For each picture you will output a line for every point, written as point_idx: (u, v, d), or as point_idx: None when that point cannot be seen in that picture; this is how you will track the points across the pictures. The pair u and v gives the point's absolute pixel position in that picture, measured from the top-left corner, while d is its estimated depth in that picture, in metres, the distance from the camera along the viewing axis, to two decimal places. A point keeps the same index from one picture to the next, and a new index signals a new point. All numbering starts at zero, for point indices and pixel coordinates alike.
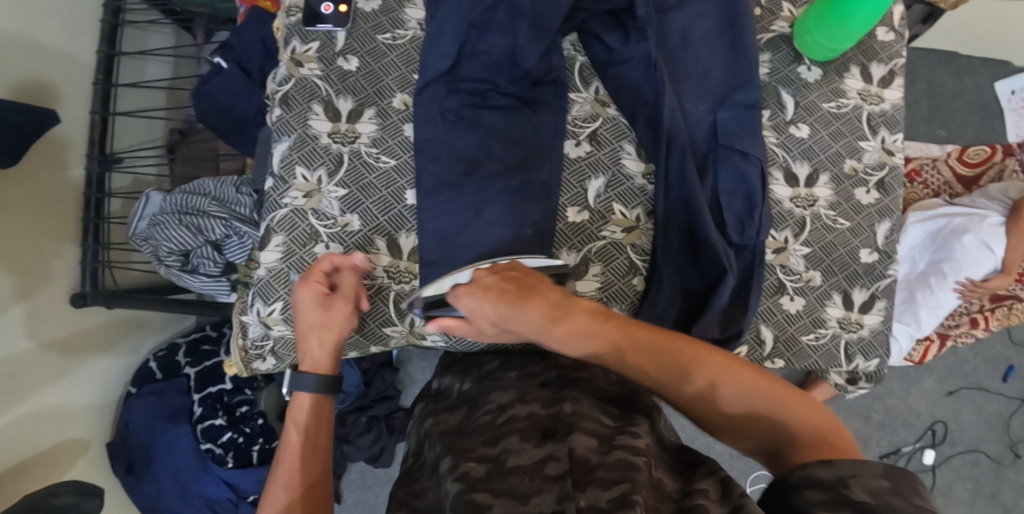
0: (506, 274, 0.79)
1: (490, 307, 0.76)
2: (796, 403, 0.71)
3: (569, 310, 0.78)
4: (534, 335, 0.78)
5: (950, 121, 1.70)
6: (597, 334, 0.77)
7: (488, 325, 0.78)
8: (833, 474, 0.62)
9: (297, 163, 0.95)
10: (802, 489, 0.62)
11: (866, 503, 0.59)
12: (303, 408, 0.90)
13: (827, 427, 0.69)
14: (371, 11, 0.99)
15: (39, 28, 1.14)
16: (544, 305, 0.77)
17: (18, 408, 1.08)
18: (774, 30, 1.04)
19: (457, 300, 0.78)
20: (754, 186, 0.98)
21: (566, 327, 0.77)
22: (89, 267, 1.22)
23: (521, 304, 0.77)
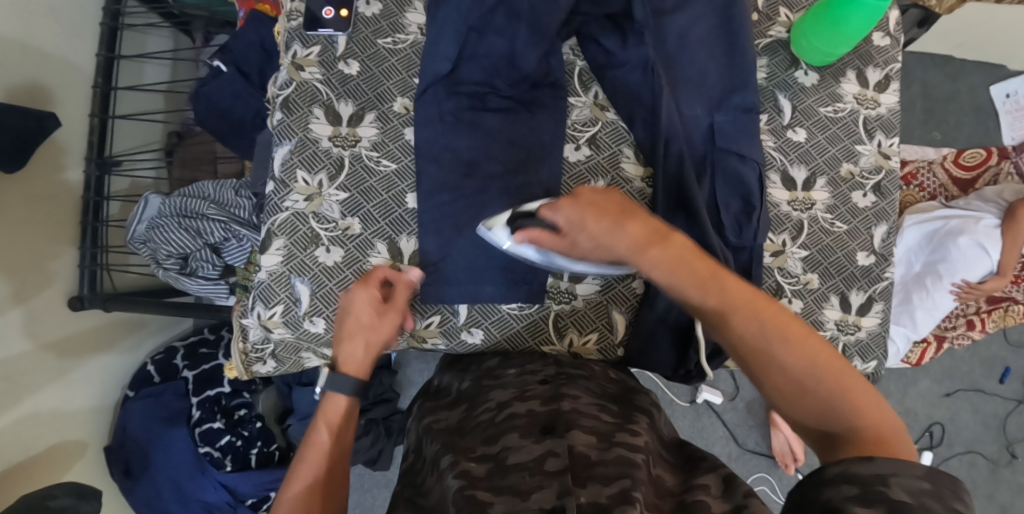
0: (605, 196, 0.77)
1: (592, 222, 0.76)
2: (863, 400, 0.67)
3: (667, 236, 0.75)
4: (625, 256, 0.76)
5: (946, 125, 1.71)
6: (684, 267, 0.74)
7: (583, 237, 0.78)
8: (872, 471, 0.60)
9: (297, 166, 0.95)
10: (838, 485, 0.60)
11: (899, 502, 0.57)
12: (335, 411, 0.89)
13: (887, 432, 0.65)
14: (372, 15, 0.99)
15: (37, 31, 1.15)
16: (643, 228, 0.75)
17: (15, 410, 1.08)
18: (771, 34, 1.05)
19: (553, 208, 0.79)
20: (751, 188, 0.99)
21: (659, 252, 0.74)
22: (87, 270, 1.22)
23: (619, 222, 0.76)
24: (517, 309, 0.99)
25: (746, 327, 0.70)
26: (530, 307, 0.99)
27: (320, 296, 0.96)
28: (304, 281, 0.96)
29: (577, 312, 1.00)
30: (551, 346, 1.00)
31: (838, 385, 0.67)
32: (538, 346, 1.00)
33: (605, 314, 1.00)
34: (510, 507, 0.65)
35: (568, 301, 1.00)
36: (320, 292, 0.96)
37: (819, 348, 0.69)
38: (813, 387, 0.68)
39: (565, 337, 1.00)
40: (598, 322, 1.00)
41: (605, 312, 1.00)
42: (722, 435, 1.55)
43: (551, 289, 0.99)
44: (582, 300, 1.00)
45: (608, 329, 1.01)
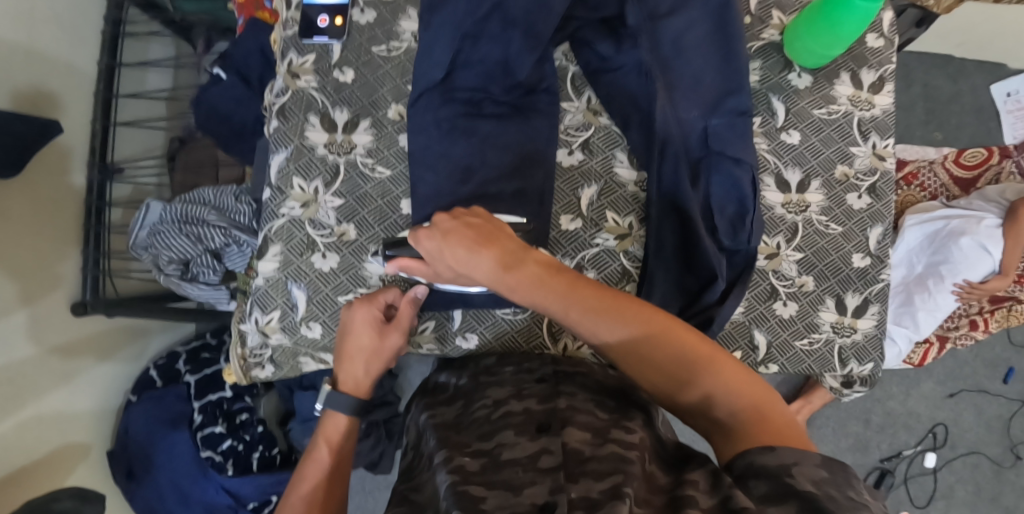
0: (469, 219, 0.81)
1: (450, 254, 0.80)
2: (735, 382, 0.74)
3: (524, 258, 0.80)
4: (488, 283, 0.80)
5: (947, 124, 1.71)
6: (544, 286, 0.79)
7: (444, 267, 0.82)
8: (777, 462, 0.66)
9: (294, 173, 0.96)
10: (748, 480, 0.66)
11: (809, 493, 0.62)
12: (332, 428, 0.95)
13: (763, 408, 0.73)
14: (366, 23, 1.00)
15: (40, 38, 1.16)
16: (502, 252, 0.79)
17: (18, 414, 1.09)
18: (764, 37, 1.05)
19: (421, 244, 0.82)
20: (746, 193, 0.99)
21: (517, 275, 0.79)
22: (90, 275, 1.23)
23: (478, 249, 0.79)
24: (511, 314, 0.99)
25: (621, 337, 0.78)
26: (524, 312, 0.99)
27: (316, 302, 0.97)
28: (301, 286, 0.96)
29: None
30: (546, 351, 1.00)
31: (712, 374, 0.75)
32: (533, 350, 1.00)
33: None
34: (501, 503, 0.65)
35: None
36: (316, 298, 0.96)
37: (688, 339, 0.77)
38: (691, 381, 0.75)
39: (560, 341, 1.00)
40: None
41: None
42: None
43: None
44: None
45: None
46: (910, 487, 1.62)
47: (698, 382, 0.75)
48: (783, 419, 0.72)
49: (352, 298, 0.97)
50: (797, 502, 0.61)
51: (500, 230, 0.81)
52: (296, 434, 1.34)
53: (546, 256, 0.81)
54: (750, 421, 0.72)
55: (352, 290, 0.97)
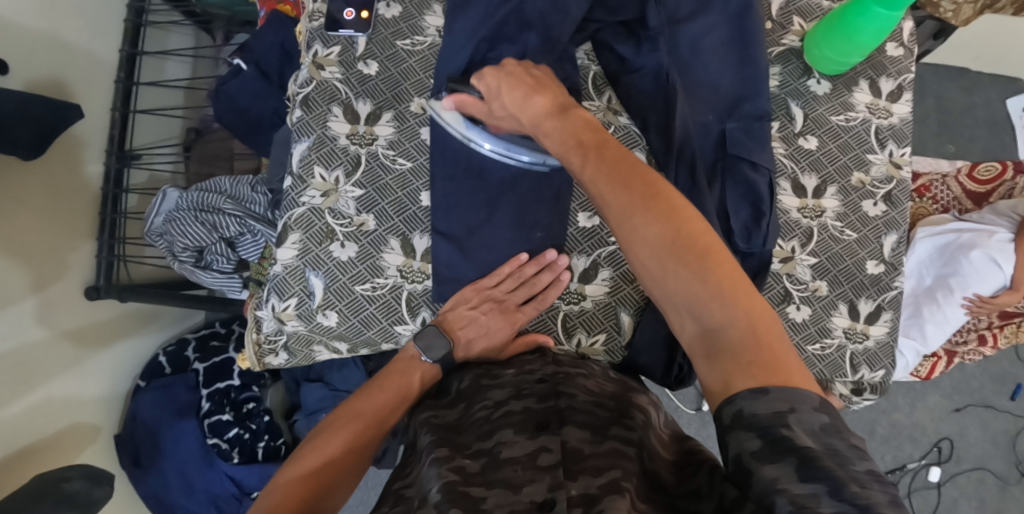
0: (528, 70, 0.86)
1: (506, 88, 0.85)
2: (744, 297, 0.68)
3: (568, 110, 0.81)
4: (531, 128, 0.84)
5: (960, 137, 1.71)
6: (576, 138, 0.79)
7: (497, 106, 0.87)
8: (770, 412, 0.61)
9: (315, 162, 0.97)
10: (737, 430, 0.62)
11: (806, 449, 0.59)
12: (392, 378, 0.92)
13: (766, 335, 0.66)
14: (391, 17, 1.01)
15: (64, 27, 1.18)
16: (548, 101, 0.83)
17: (27, 396, 1.10)
18: (784, 43, 1.06)
19: (482, 77, 0.88)
20: (761, 195, 0.99)
21: (554, 125, 0.81)
22: (104, 261, 1.25)
23: (529, 95, 0.84)
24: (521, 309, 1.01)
25: (634, 210, 0.72)
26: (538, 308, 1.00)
27: (333, 290, 0.98)
28: (318, 274, 0.97)
29: (586, 313, 1.01)
30: (559, 346, 1.01)
31: (724, 281, 0.68)
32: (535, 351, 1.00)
33: (613, 315, 1.01)
34: (501, 500, 0.67)
35: (576, 302, 1.02)
36: (333, 287, 0.97)
37: (706, 238, 0.71)
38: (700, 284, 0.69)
39: (573, 337, 1.01)
40: (607, 323, 1.01)
41: (614, 313, 1.01)
42: None
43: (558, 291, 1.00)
44: (591, 301, 1.01)
45: (616, 331, 1.02)
46: (914, 500, 1.61)
47: (694, 273, 0.69)
48: (777, 351, 0.65)
49: (368, 287, 0.98)
50: (792, 459, 0.59)
51: (555, 86, 0.85)
52: (301, 426, 1.31)
53: (590, 116, 0.81)
54: (757, 348, 0.65)
55: (369, 279, 0.98)
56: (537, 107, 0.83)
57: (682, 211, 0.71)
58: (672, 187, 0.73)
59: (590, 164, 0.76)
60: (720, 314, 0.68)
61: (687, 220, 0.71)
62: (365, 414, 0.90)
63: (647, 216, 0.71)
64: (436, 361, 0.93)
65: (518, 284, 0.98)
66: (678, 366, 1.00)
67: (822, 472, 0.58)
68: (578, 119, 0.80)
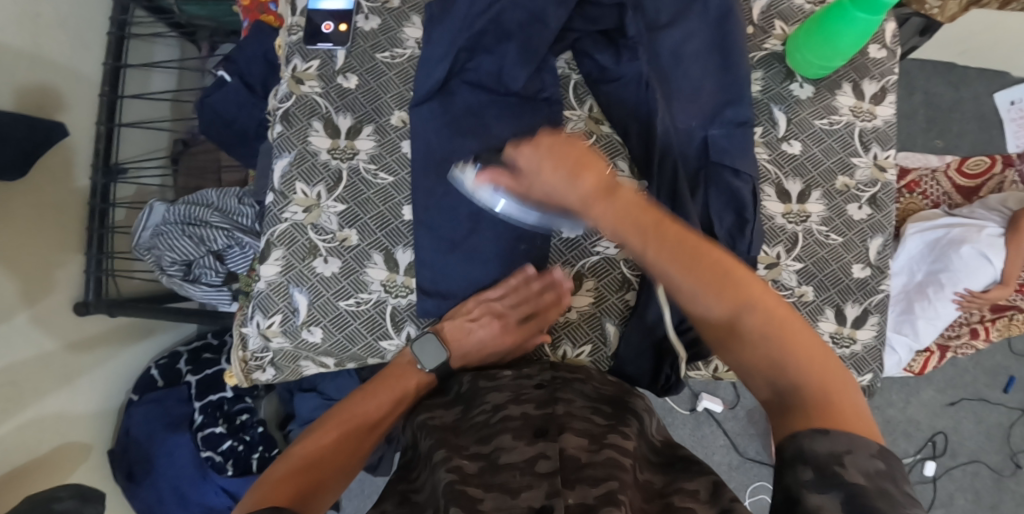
0: (558, 140, 0.70)
1: (541, 167, 0.71)
2: (820, 366, 0.65)
3: (617, 188, 0.70)
4: (574, 206, 0.71)
5: (949, 132, 1.71)
6: (637, 219, 0.68)
7: (536, 185, 0.73)
8: (829, 449, 0.61)
9: (297, 179, 0.97)
10: (797, 466, 0.62)
11: (855, 485, 0.59)
12: (389, 381, 0.92)
13: (841, 402, 0.64)
14: (370, 29, 1.00)
15: (46, 42, 1.16)
16: (597, 177, 0.70)
17: (19, 415, 1.10)
18: (766, 47, 1.06)
19: (512, 151, 0.73)
20: (745, 201, 0.99)
21: (605, 206, 0.69)
22: (93, 276, 1.24)
23: (573, 173, 0.70)
24: None
25: (716, 296, 0.67)
26: None
27: (317, 306, 0.97)
28: (302, 290, 0.97)
29: (571, 323, 1.01)
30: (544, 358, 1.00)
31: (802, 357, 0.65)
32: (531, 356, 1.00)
33: (599, 325, 1.01)
34: (500, 504, 0.67)
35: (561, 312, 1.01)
36: (317, 302, 0.97)
37: (784, 315, 0.66)
38: (778, 360, 0.65)
39: (558, 348, 1.01)
40: (592, 334, 1.01)
41: (599, 324, 1.01)
42: (723, 443, 1.56)
43: None
44: (576, 312, 1.01)
45: (602, 342, 1.01)
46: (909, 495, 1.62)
47: (774, 351, 0.65)
48: (855, 409, 0.64)
49: (352, 302, 0.98)
50: (838, 492, 0.59)
51: (591, 150, 0.72)
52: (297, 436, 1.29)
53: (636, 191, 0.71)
54: (831, 413, 0.63)
55: (352, 294, 0.98)
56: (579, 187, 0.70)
57: (752, 285, 0.67)
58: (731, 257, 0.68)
59: (650, 247, 0.68)
60: (797, 380, 0.65)
61: (767, 300, 0.66)
62: (362, 411, 0.90)
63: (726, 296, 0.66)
64: (431, 370, 0.93)
65: (511, 290, 0.95)
66: (666, 375, 1.00)
67: (870, 508, 0.57)
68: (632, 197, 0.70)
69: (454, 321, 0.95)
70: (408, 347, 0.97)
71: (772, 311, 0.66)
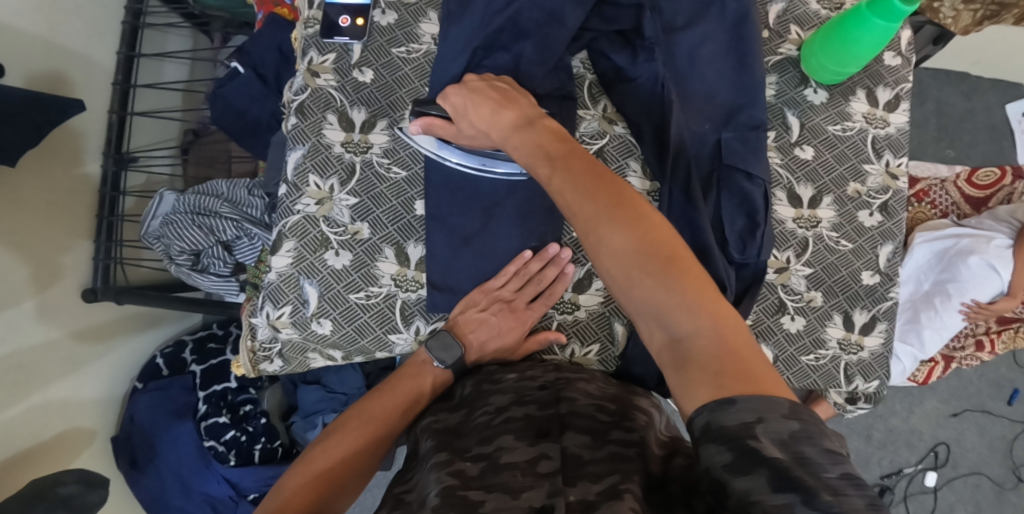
0: (494, 84, 0.90)
1: (473, 105, 0.88)
2: (701, 291, 0.68)
3: (533, 125, 0.84)
4: (501, 141, 0.86)
5: (961, 142, 1.70)
6: (543, 150, 0.81)
7: (466, 125, 0.90)
8: (737, 422, 0.61)
9: (310, 170, 0.97)
10: (714, 444, 0.61)
11: (775, 459, 0.59)
12: (404, 380, 0.93)
13: (721, 328, 0.67)
14: (387, 24, 1.00)
15: (62, 29, 1.17)
16: (517, 113, 0.86)
17: (25, 399, 1.10)
18: (781, 52, 1.05)
19: (451, 98, 0.90)
20: (757, 205, 0.98)
21: (521, 138, 0.84)
22: (101, 263, 1.24)
23: (499, 110, 0.87)
24: None
25: (601, 218, 0.72)
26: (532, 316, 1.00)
27: (327, 299, 0.97)
28: (312, 283, 0.97)
29: (580, 322, 1.01)
30: (552, 356, 1.00)
31: (684, 282, 0.68)
32: (539, 355, 1.00)
33: (607, 325, 1.01)
34: (500, 505, 0.67)
35: (570, 311, 1.02)
36: (327, 295, 0.97)
37: (666, 239, 0.71)
38: (660, 284, 0.69)
39: (567, 348, 1.01)
40: (600, 333, 1.01)
41: (607, 323, 1.01)
42: None
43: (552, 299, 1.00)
44: (584, 311, 1.01)
45: (610, 341, 1.01)
46: (910, 505, 1.61)
47: (655, 276, 0.69)
48: (743, 353, 0.65)
49: (363, 296, 0.98)
50: (765, 473, 0.59)
51: (522, 97, 0.88)
52: (300, 428, 1.31)
53: (555, 127, 0.83)
54: (711, 339, 0.66)
55: (363, 288, 0.98)
56: (504, 121, 0.86)
57: (647, 217, 0.71)
58: (634, 193, 0.74)
59: (557, 177, 0.77)
60: (679, 308, 0.68)
61: (650, 225, 0.71)
62: (377, 418, 0.90)
63: (607, 219, 0.72)
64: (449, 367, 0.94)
65: (523, 283, 0.98)
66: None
67: (796, 483, 0.58)
68: (545, 133, 0.82)
69: (466, 314, 0.96)
70: (421, 345, 0.98)
71: (654, 235, 0.70)
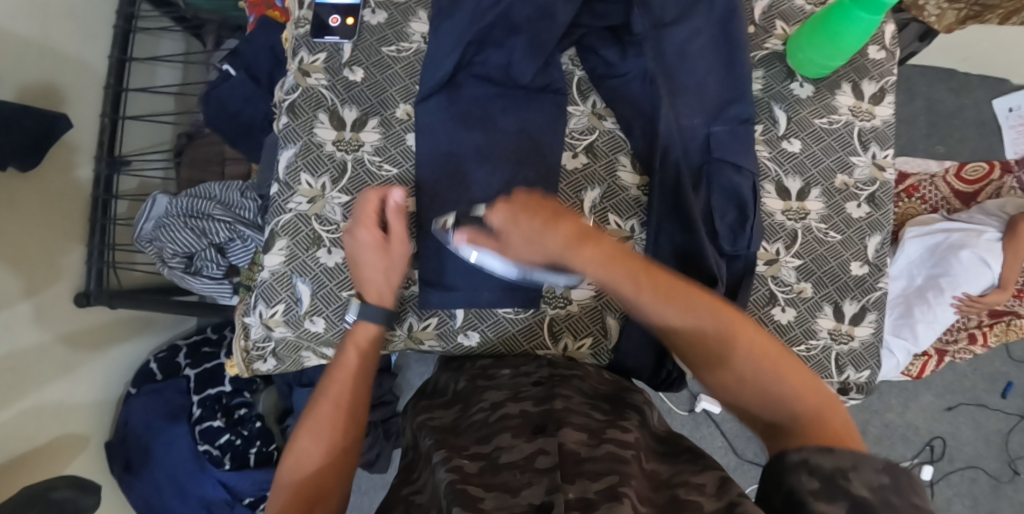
0: (531, 204, 0.77)
1: (525, 223, 0.76)
2: (795, 381, 0.74)
3: (597, 236, 0.76)
4: (557, 257, 0.77)
5: (949, 138, 1.72)
6: (620, 268, 0.76)
7: (517, 245, 0.78)
8: (833, 464, 0.66)
9: (302, 169, 0.98)
10: (800, 474, 0.67)
11: (862, 496, 0.63)
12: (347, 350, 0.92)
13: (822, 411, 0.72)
14: (377, 23, 1.01)
15: (54, 33, 1.17)
16: (576, 230, 0.76)
17: (19, 403, 1.10)
18: (768, 47, 1.07)
19: (494, 215, 0.79)
20: (746, 198, 1.00)
21: (590, 252, 0.76)
22: (94, 267, 1.25)
23: (553, 227, 0.76)
24: (512, 313, 1.00)
25: (693, 327, 0.76)
26: (525, 312, 1.00)
27: (320, 296, 0.98)
28: (305, 280, 0.97)
29: (572, 316, 1.01)
30: (546, 351, 1.02)
31: (779, 377, 0.74)
32: (533, 350, 1.02)
33: (599, 319, 1.02)
34: (501, 503, 0.67)
35: (562, 305, 1.02)
36: (320, 293, 0.98)
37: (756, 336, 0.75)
38: (757, 383, 0.74)
39: (560, 341, 1.02)
40: (593, 327, 1.02)
41: (599, 317, 1.02)
42: (720, 444, 1.56)
43: (546, 294, 1.00)
44: (577, 304, 1.01)
45: (602, 335, 1.02)
46: None
47: (755, 377, 0.74)
48: (837, 424, 0.71)
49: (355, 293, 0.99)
50: (844, 502, 0.63)
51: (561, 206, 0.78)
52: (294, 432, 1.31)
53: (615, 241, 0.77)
54: (816, 423, 0.71)
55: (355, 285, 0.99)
56: (559, 239, 0.76)
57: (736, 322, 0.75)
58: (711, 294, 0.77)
59: (644, 294, 0.76)
60: (783, 402, 0.73)
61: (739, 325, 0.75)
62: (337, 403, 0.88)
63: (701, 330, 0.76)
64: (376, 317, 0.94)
65: None
66: (667, 370, 1.02)
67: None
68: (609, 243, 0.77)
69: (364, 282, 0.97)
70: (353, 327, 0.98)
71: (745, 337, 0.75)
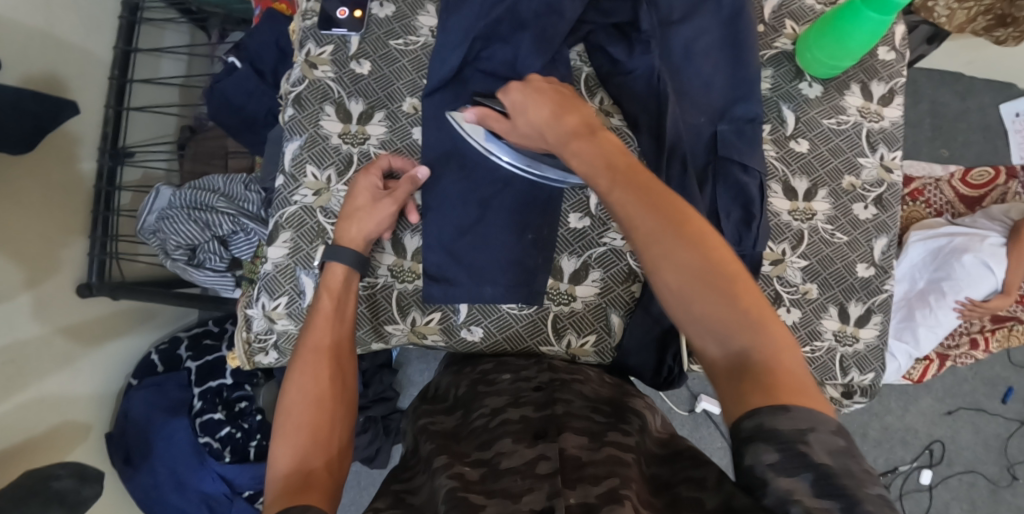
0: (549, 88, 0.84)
1: (534, 101, 0.83)
2: (760, 317, 0.65)
3: (593, 132, 0.78)
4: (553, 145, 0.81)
5: (954, 141, 1.71)
6: (604, 161, 0.74)
7: (523, 123, 0.85)
8: (791, 426, 0.60)
9: (307, 161, 0.97)
10: (757, 445, 0.60)
11: (824, 466, 0.58)
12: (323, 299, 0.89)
13: (780, 355, 0.63)
14: (385, 16, 1.01)
15: (59, 23, 1.17)
16: (580, 120, 0.79)
17: (19, 395, 1.10)
18: (776, 46, 1.06)
19: (507, 94, 0.86)
20: (752, 197, 0.99)
21: (579, 145, 0.77)
22: (96, 259, 1.24)
23: (558, 112, 0.81)
24: (516, 309, 1.00)
25: (662, 232, 0.67)
26: (529, 308, 1.00)
27: None
28: (309, 274, 0.97)
29: (577, 314, 1.01)
30: (549, 348, 1.01)
31: (746, 309, 0.65)
32: (537, 348, 1.01)
33: (603, 316, 1.01)
34: (502, 509, 0.67)
35: (567, 303, 1.01)
36: None
37: (731, 264, 0.66)
38: (721, 305, 0.65)
39: (563, 338, 1.01)
40: (597, 324, 1.01)
41: (604, 313, 1.01)
42: (720, 445, 1.56)
43: (549, 290, 1.00)
44: (581, 302, 1.01)
45: (607, 332, 1.02)
46: (905, 503, 1.62)
47: (720, 298, 0.65)
48: (797, 376, 0.63)
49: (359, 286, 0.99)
50: (808, 474, 0.58)
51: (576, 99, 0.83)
52: None
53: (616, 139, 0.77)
54: (771, 366, 0.63)
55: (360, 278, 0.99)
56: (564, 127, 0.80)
57: (713, 241, 0.67)
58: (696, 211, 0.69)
59: (617, 188, 0.71)
60: (747, 339, 0.64)
61: (715, 245, 0.67)
62: (326, 348, 0.85)
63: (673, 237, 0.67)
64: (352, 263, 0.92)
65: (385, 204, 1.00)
66: (668, 367, 1.00)
67: (840, 488, 0.57)
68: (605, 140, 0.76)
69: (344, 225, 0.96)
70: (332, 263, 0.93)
71: (723, 259, 0.66)
